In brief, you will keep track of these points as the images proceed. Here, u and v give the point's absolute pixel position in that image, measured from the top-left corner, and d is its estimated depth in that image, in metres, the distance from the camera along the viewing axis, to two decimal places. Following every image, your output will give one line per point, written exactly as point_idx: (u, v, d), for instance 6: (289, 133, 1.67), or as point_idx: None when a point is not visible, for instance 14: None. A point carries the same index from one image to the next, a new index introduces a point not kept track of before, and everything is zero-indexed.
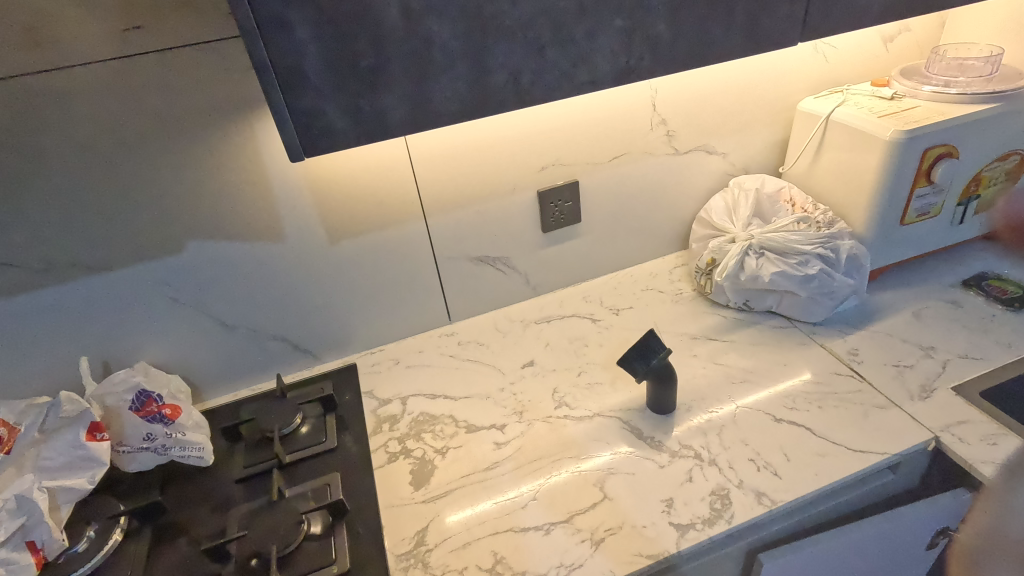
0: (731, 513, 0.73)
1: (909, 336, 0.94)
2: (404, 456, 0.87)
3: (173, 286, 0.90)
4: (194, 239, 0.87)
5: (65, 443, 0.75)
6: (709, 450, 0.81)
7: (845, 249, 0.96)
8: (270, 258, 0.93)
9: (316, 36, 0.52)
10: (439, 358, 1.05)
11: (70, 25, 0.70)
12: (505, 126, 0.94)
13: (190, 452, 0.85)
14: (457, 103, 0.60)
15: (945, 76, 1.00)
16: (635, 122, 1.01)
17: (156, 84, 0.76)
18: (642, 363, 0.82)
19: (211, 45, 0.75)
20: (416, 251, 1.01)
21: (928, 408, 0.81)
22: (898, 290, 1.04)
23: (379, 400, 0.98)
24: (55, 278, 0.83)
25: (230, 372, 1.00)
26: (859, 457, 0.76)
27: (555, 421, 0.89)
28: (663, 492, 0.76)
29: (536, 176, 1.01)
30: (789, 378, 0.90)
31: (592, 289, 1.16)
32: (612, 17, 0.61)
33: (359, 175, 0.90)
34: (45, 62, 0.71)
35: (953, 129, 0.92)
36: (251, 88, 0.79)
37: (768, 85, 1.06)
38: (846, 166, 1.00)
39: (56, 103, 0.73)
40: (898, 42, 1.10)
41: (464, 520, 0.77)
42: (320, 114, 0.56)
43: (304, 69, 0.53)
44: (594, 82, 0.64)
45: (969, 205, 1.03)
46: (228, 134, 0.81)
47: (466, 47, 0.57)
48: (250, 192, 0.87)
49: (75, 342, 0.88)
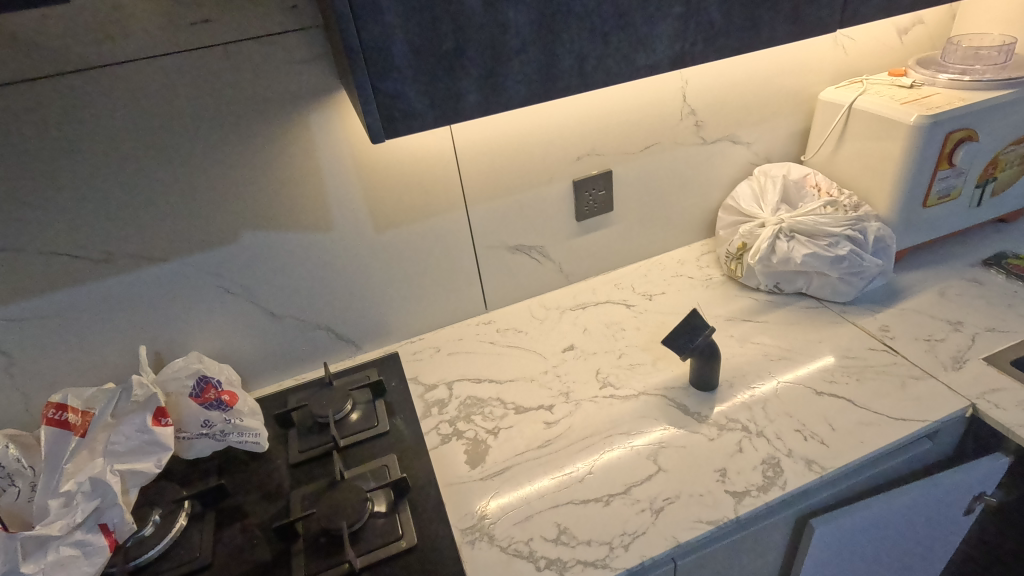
0: (784, 480, 0.75)
1: (937, 312, 0.98)
2: (457, 438, 0.89)
3: (226, 277, 0.92)
4: (246, 230, 0.89)
5: (133, 428, 0.77)
6: (755, 422, 0.84)
7: (872, 230, 1.00)
8: (318, 248, 0.95)
9: (402, 20, 0.55)
10: (480, 345, 1.07)
11: (139, 19, 0.72)
12: (545, 116, 0.97)
13: (248, 438, 0.87)
14: (527, 87, 0.63)
15: (961, 65, 1.04)
16: (667, 112, 1.05)
17: (217, 77, 0.78)
18: (688, 341, 0.85)
19: (274, 39, 0.78)
20: (457, 240, 1.03)
21: (963, 377, 0.85)
22: (921, 270, 1.08)
23: (425, 386, 1.00)
24: (114, 268, 0.85)
25: (276, 362, 1.02)
26: (901, 425, 0.80)
27: (602, 401, 0.92)
28: (716, 463, 0.79)
29: (572, 166, 1.04)
30: (809, 362, 0.93)
31: (622, 277, 1.19)
32: (671, 5, 0.64)
33: (406, 166, 0.93)
34: (116, 55, 0.73)
35: (973, 114, 0.97)
36: (308, 80, 0.82)
37: (791, 76, 1.10)
38: (869, 151, 1.04)
39: (125, 94, 0.75)
40: (912, 34, 1.14)
41: (504, 506, 0.78)
42: (402, 96, 0.59)
43: (390, 51, 0.56)
44: (651, 66, 0.67)
45: (987, 187, 1.07)
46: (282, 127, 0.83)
47: (538, 32, 0.60)
48: (302, 183, 0.89)
49: (130, 333, 0.90)
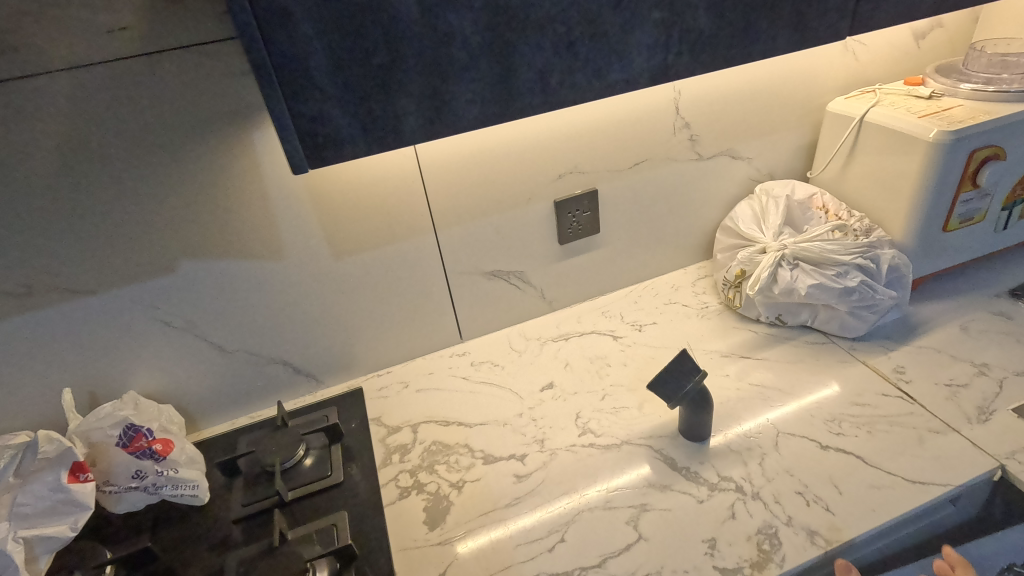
0: (782, 555, 0.66)
1: (958, 351, 0.87)
2: (417, 491, 0.80)
3: (166, 309, 0.83)
4: (187, 259, 0.81)
5: (46, 487, 0.68)
6: (751, 482, 0.74)
7: (885, 259, 0.90)
8: (269, 277, 0.86)
9: (320, 30, 0.45)
10: (451, 381, 0.98)
11: (49, 26, 0.63)
12: (521, 131, 0.88)
13: (184, 490, 0.78)
14: (479, 107, 0.54)
15: (986, 73, 0.94)
16: (658, 125, 0.95)
17: (144, 92, 0.69)
18: (674, 389, 0.75)
19: (207, 47, 0.69)
20: (425, 266, 0.94)
21: (990, 431, 0.75)
22: (940, 301, 0.97)
23: (387, 428, 0.91)
24: (37, 302, 0.76)
25: (227, 399, 0.93)
26: (919, 490, 0.70)
27: (580, 450, 0.82)
28: (705, 532, 0.69)
29: (553, 185, 0.95)
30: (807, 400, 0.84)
31: (610, 304, 1.09)
32: (650, 9, 0.54)
33: (366, 187, 0.84)
34: (24, 68, 0.64)
35: (1000, 130, 0.86)
36: (248, 93, 0.73)
37: (797, 85, 1.00)
38: (883, 170, 0.94)
39: (37, 111, 0.67)
40: (930, 39, 1.03)
41: (475, 550, 0.72)
42: (327, 119, 0.49)
43: (310, 66, 0.47)
44: (628, 81, 0.58)
45: (1014, 209, 0.96)
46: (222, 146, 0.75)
47: (489, 43, 0.51)
48: (248, 207, 0.80)
49: (60, 371, 0.81)
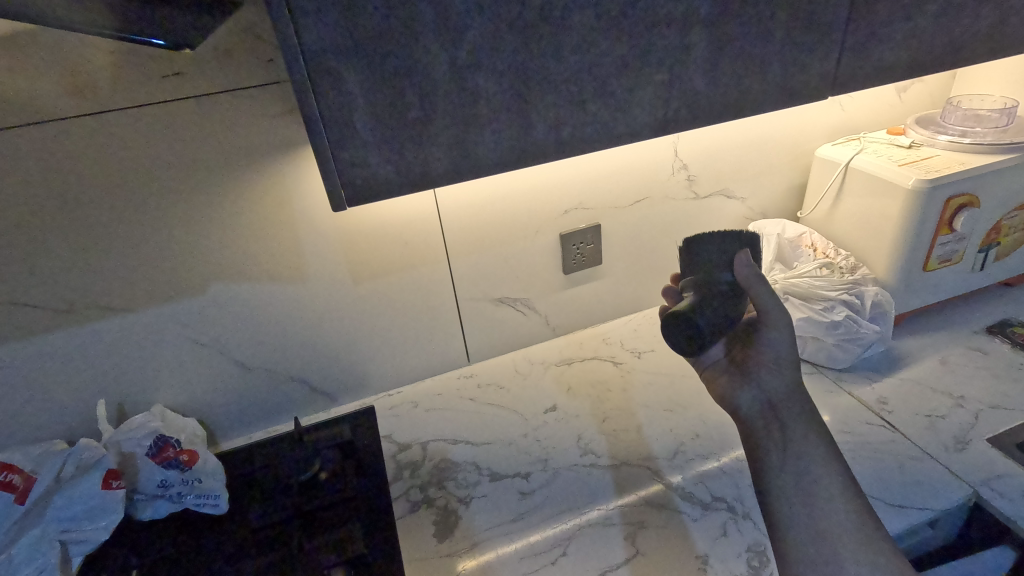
0: (771, 571, 0.70)
1: (938, 385, 0.93)
2: (426, 506, 0.84)
3: (194, 327, 0.88)
4: (218, 280, 0.86)
5: (80, 493, 0.72)
6: (742, 503, 0.78)
7: (869, 295, 0.96)
8: (293, 300, 0.92)
9: (363, 88, 0.52)
10: (459, 402, 1.03)
11: (110, 70, 0.68)
12: (533, 172, 0.94)
13: (206, 500, 0.82)
14: (498, 155, 0.61)
15: (961, 126, 1.01)
16: (658, 167, 1.02)
17: (189, 129, 0.74)
18: (705, 265, 0.70)
19: (252, 90, 0.75)
20: (439, 292, 1.00)
21: (965, 460, 0.80)
22: (921, 336, 1.04)
23: (398, 445, 0.95)
24: (76, 318, 0.81)
25: (246, 414, 0.98)
26: (899, 512, 0.74)
27: (582, 470, 0.87)
28: (698, 548, 0.73)
29: (560, 220, 1.01)
30: None
31: (611, 331, 1.15)
32: (653, 72, 0.62)
33: (387, 221, 0.90)
34: (88, 106, 0.70)
35: (974, 179, 0.93)
36: (295, 132, 0.79)
37: (789, 132, 1.07)
38: (868, 212, 1.00)
39: (99, 145, 0.72)
40: (912, 91, 1.11)
41: (504, 546, 0.77)
42: (364, 164, 0.56)
43: (352, 119, 0.53)
44: (632, 133, 0.65)
45: (989, 252, 1.03)
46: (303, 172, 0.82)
47: (510, 102, 0.58)
48: (277, 237, 0.86)
49: (91, 385, 0.86)
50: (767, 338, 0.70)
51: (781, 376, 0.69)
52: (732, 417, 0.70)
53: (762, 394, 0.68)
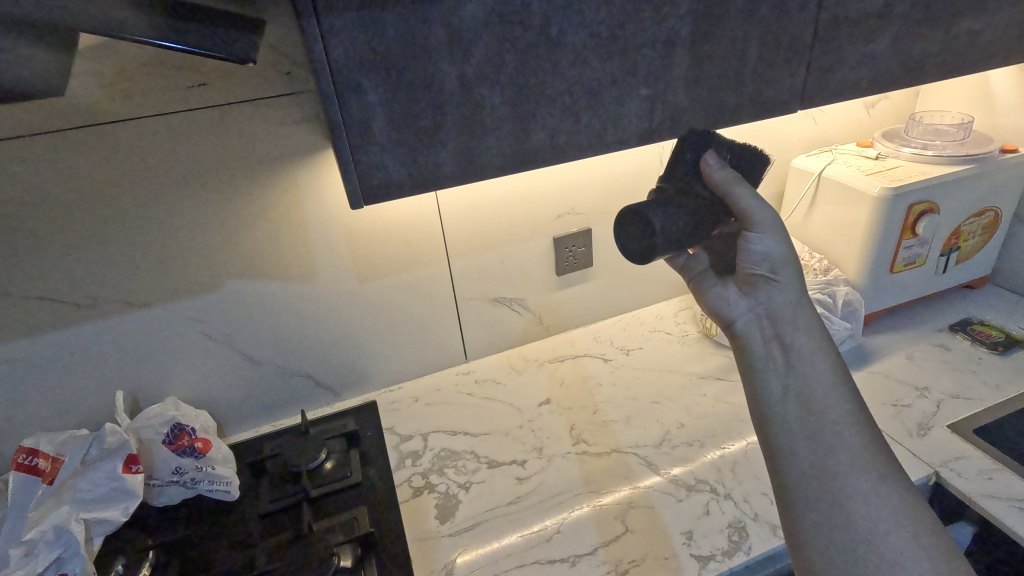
0: (749, 545, 0.75)
1: (905, 378, 1.00)
2: (428, 491, 0.89)
3: (208, 323, 0.93)
4: (232, 278, 0.91)
5: (103, 475, 0.78)
6: (724, 484, 0.84)
7: (841, 294, 1.03)
8: (302, 297, 0.97)
9: (382, 98, 0.59)
10: (457, 396, 1.08)
11: (141, 81, 0.74)
12: (528, 178, 1.01)
13: (218, 486, 0.86)
14: (501, 160, 0.67)
15: (923, 139, 1.09)
16: (645, 175, 1.09)
17: (210, 136, 0.80)
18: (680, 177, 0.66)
19: (270, 100, 0.81)
20: (439, 292, 1.06)
21: (926, 444, 0.87)
22: (890, 334, 1.11)
23: (400, 436, 1.00)
24: (98, 312, 0.86)
25: (254, 408, 1.02)
26: None
27: (575, 457, 0.93)
28: (683, 525, 0.79)
29: (553, 224, 1.08)
30: None
31: (602, 331, 1.21)
32: (639, 87, 0.69)
33: (392, 223, 0.96)
34: (118, 114, 0.75)
35: (934, 188, 1.01)
36: (309, 139, 0.85)
37: (765, 144, 1.15)
38: (839, 218, 1.08)
39: (126, 150, 0.77)
40: (879, 108, 1.20)
41: (502, 526, 0.82)
42: (380, 166, 0.62)
43: (370, 126, 0.60)
44: (621, 142, 0.72)
45: (951, 255, 1.12)
46: (313, 176, 0.88)
47: (512, 112, 0.65)
48: (288, 237, 0.91)
49: (108, 377, 0.91)
50: (755, 243, 0.67)
51: (782, 282, 0.67)
52: (727, 331, 0.71)
53: (762, 310, 0.69)
